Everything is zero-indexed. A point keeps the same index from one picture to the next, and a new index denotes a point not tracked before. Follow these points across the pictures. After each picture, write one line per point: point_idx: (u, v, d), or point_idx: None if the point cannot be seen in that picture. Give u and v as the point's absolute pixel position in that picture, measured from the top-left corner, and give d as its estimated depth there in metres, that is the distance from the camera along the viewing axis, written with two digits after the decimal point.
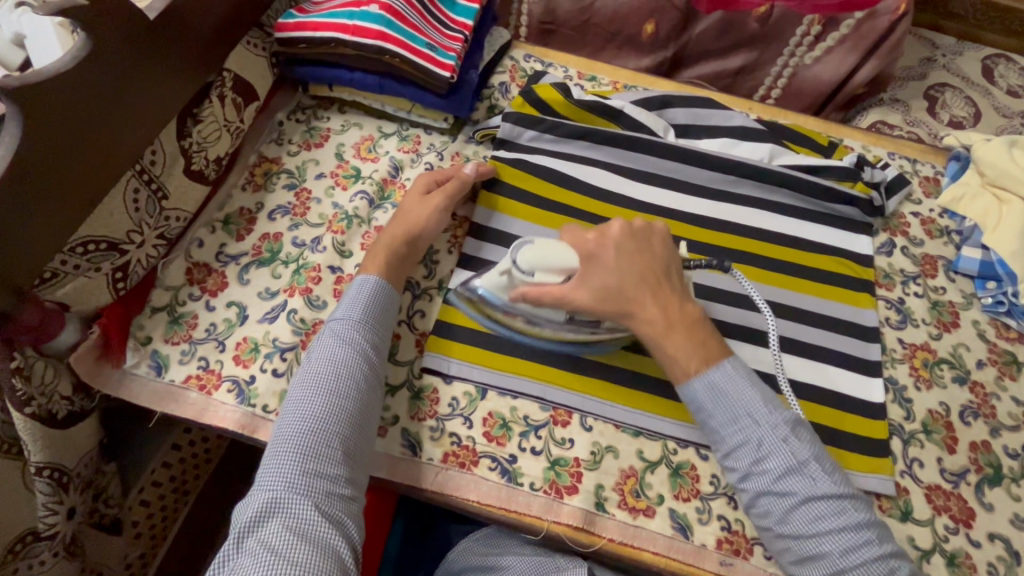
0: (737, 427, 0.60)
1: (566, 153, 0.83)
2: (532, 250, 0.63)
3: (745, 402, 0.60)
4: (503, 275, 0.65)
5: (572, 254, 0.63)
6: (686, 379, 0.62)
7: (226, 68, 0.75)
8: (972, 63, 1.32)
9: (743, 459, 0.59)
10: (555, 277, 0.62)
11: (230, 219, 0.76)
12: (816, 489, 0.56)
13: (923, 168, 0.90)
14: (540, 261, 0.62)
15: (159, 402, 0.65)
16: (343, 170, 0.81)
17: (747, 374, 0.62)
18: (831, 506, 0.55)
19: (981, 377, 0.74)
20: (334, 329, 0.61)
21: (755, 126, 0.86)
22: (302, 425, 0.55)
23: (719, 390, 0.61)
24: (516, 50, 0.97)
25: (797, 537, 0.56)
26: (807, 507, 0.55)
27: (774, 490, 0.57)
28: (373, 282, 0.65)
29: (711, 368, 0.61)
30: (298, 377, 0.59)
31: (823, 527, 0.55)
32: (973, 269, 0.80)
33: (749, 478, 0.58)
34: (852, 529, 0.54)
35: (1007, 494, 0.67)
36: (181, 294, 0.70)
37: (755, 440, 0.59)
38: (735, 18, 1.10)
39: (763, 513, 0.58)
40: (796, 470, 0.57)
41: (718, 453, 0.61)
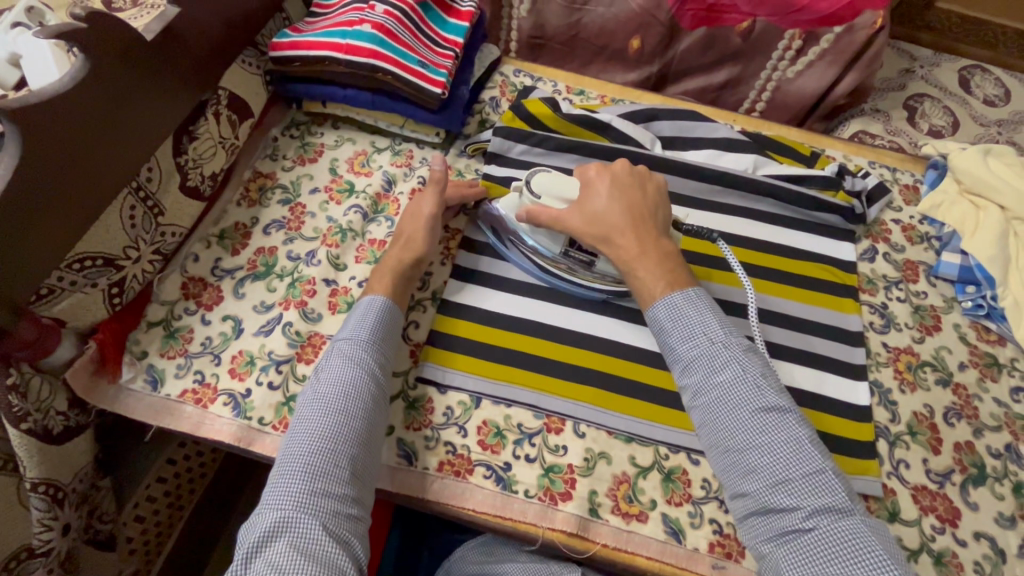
0: (692, 345, 0.61)
1: (556, 166, 0.85)
2: (544, 177, 0.71)
3: (702, 322, 0.61)
4: (516, 192, 0.73)
5: (576, 185, 0.70)
6: (651, 301, 0.64)
7: (221, 86, 0.76)
8: (949, 74, 1.36)
9: (697, 375, 0.60)
10: (558, 203, 0.70)
11: (225, 234, 0.77)
12: (764, 402, 0.56)
13: (902, 177, 0.93)
14: (550, 188, 0.70)
15: (156, 417, 0.65)
16: (336, 184, 0.82)
17: (711, 303, 0.63)
18: (787, 443, 0.54)
19: (963, 379, 0.75)
20: (342, 348, 0.62)
21: (739, 137, 0.88)
22: (311, 445, 0.55)
23: (679, 309, 0.62)
24: (505, 66, 0.99)
25: (740, 448, 0.56)
26: (761, 438, 0.55)
27: (721, 401, 0.58)
28: (381, 302, 0.66)
29: (676, 292, 0.63)
30: (306, 396, 0.60)
31: (766, 439, 0.55)
32: (953, 274, 0.82)
33: (701, 392, 0.59)
34: (808, 474, 0.53)
35: (991, 493, 0.68)
36: (176, 309, 0.71)
37: (710, 366, 0.59)
38: (719, 34, 1.13)
39: (717, 442, 0.58)
40: (747, 382, 0.57)
41: (675, 368, 0.63)
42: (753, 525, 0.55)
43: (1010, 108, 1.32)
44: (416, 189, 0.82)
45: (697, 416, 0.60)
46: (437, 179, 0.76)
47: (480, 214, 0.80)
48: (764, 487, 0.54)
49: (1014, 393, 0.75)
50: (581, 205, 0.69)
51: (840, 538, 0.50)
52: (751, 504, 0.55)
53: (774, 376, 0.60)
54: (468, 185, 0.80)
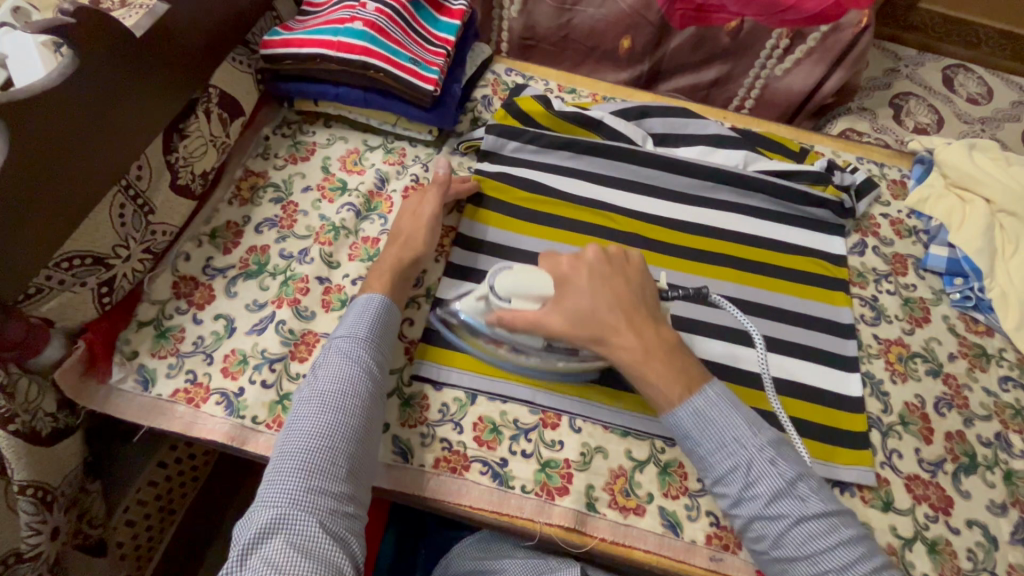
0: (725, 454, 0.59)
1: (549, 163, 0.85)
2: (509, 278, 0.65)
3: (704, 392, 0.61)
4: (480, 300, 0.67)
5: (548, 282, 0.65)
6: (670, 407, 0.61)
7: (211, 84, 0.76)
8: (933, 73, 1.38)
9: (733, 485, 0.59)
10: (532, 304, 0.64)
11: (217, 232, 0.76)
12: (807, 509, 0.56)
13: (890, 172, 0.94)
14: (516, 289, 0.65)
15: (146, 417, 0.65)
16: (329, 182, 0.82)
17: (731, 399, 0.62)
18: (823, 524, 0.55)
19: (953, 370, 0.76)
20: (339, 345, 0.62)
21: (729, 134, 0.89)
22: (308, 443, 0.55)
23: (706, 417, 0.60)
24: (497, 64, 0.99)
25: (791, 558, 0.56)
26: (799, 527, 0.55)
27: (738, 473, 0.58)
28: (378, 301, 0.65)
29: (672, 359, 0.62)
30: (303, 393, 0.59)
31: (818, 547, 0.55)
32: (941, 266, 0.83)
33: (741, 504, 0.58)
34: (844, 547, 0.55)
35: (983, 481, 0.69)
36: (168, 308, 0.70)
37: (724, 439, 0.59)
38: (708, 33, 1.14)
39: (757, 537, 0.58)
40: (757, 451, 0.58)
41: (708, 478, 0.61)
42: None
43: (992, 106, 1.35)
44: (409, 188, 0.82)
45: (739, 525, 0.59)
46: (439, 183, 0.76)
47: (474, 210, 0.80)
48: None
49: (1002, 383, 0.76)
50: None
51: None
52: (784, 569, 0.56)
53: (807, 469, 0.60)
54: (461, 182, 0.80)
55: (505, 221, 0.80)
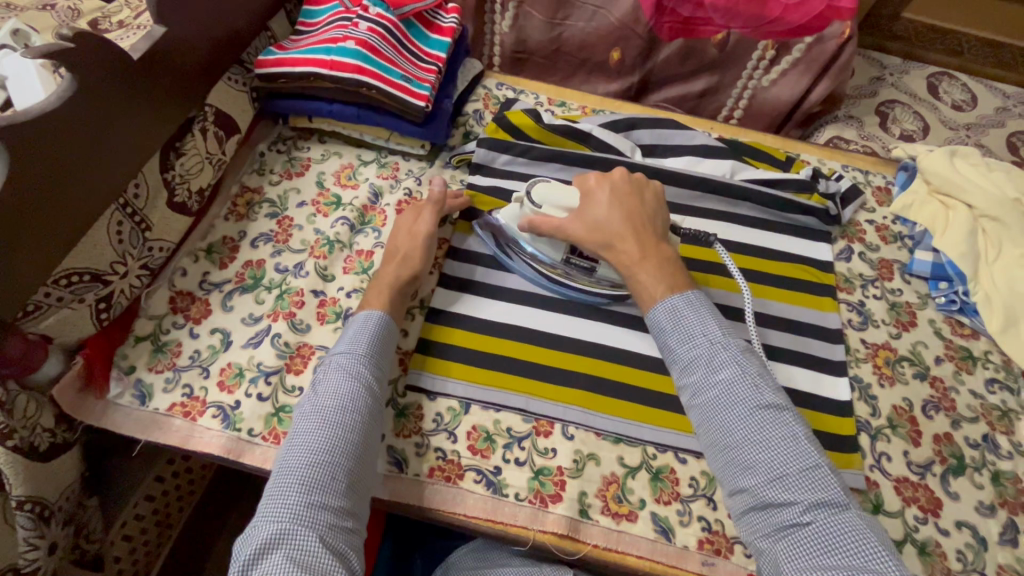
0: (691, 346, 0.62)
1: (539, 175, 0.87)
2: (545, 186, 0.72)
3: (701, 324, 0.62)
4: (517, 203, 0.73)
5: (576, 194, 0.71)
6: (652, 304, 0.65)
7: (208, 102, 0.77)
8: (918, 81, 1.41)
9: (696, 375, 0.61)
10: (559, 212, 0.71)
11: (213, 248, 0.78)
12: (762, 399, 0.57)
13: (875, 179, 0.96)
14: (550, 197, 0.71)
15: (143, 431, 0.65)
16: (323, 197, 0.84)
17: (711, 307, 0.65)
18: (771, 417, 0.57)
19: (939, 372, 0.78)
20: (338, 362, 0.63)
21: (715, 144, 0.91)
22: (307, 458, 0.55)
23: (679, 312, 0.64)
24: (488, 79, 1.01)
25: (738, 445, 0.57)
26: (752, 416, 0.57)
27: (722, 400, 0.59)
28: (378, 317, 0.66)
29: (676, 297, 0.65)
30: (303, 409, 0.60)
31: (765, 437, 0.56)
32: (926, 271, 0.85)
33: (701, 391, 0.60)
34: (793, 443, 0.55)
35: (971, 483, 0.70)
36: (164, 323, 0.71)
37: (692, 333, 0.62)
38: (696, 45, 1.17)
39: (710, 429, 0.59)
40: (743, 381, 0.58)
41: (674, 370, 0.64)
42: (752, 523, 0.55)
43: (977, 113, 1.38)
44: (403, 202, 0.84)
45: (696, 416, 0.61)
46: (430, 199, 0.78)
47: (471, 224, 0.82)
48: (763, 483, 0.55)
49: (989, 385, 0.78)
50: (582, 213, 0.70)
51: (837, 534, 0.51)
52: (749, 500, 0.55)
53: (771, 373, 0.61)
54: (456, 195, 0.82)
55: None
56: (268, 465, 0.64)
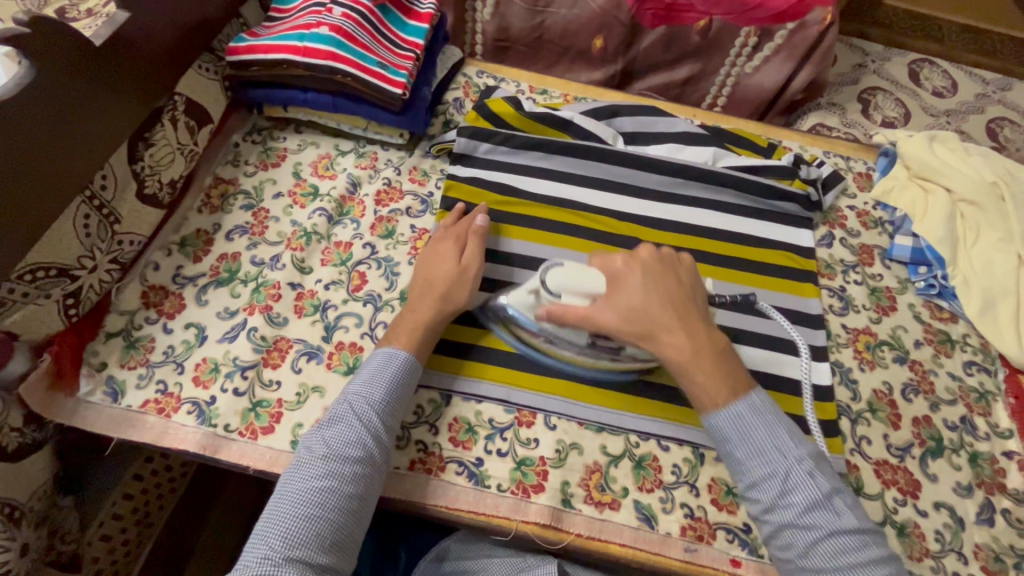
0: (762, 461, 0.58)
1: (519, 164, 0.86)
2: (561, 272, 0.65)
3: (773, 438, 0.59)
4: (531, 294, 0.66)
5: (600, 280, 0.64)
6: (711, 408, 0.61)
7: (177, 91, 0.76)
8: (900, 68, 1.42)
9: (768, 492, 0.57)
10: (580, 300, 0.64)
11: (186, 241, 0.76)
12: (841, 523, 0.54)
13: (856, 165, 0.96)
14: (569, 284, 0.64)
15: (116, 429, 0.64)
16: (300, 188, 0.82)
17: (776, 413, 0.61)
18: (854, 540, 0.54)
19: (919, 356, 0.78)
20: (350, 403, 0.60)
21: (696, 131, 0.90)
22: (301, 506, 0.53)
23: (746, 424, 0.59)
24: (468, 67, 1.00)
25: (817, 569, 0.54)
26: (832, 540, 0.54)
27: (799, 524, 0.55)
28: (401, 360, 0.63)
29: (738, 402, 0.61)
30: (308, 446, 0.58)
31: (845, 561, 0.53)
32: (905, 256, 0.85)
33: (773, 511, 0.57)
34: (874, 564, 0.53)
35: (949, 464, 0.71)
36: (137, 318, 0.70)
37: (763, 447, 0.59)
38: (678, 32, 1.16)
39: (784, 544, 0.56)
40: (822, 503, 0.55)
41: (741, 483, 0.60)
42: None
43: (957, 99, 1.39)
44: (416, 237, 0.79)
45: (767, 531, 0.58)
46: (475, 233, 0.73)
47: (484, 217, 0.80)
48: None
49: (967, 367, 0.78)
50: (609, 299, 0.63)
51: None
52: None
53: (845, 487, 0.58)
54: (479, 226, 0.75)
55: (520, 231, 0.80)
56: (245, 461, 0.62)
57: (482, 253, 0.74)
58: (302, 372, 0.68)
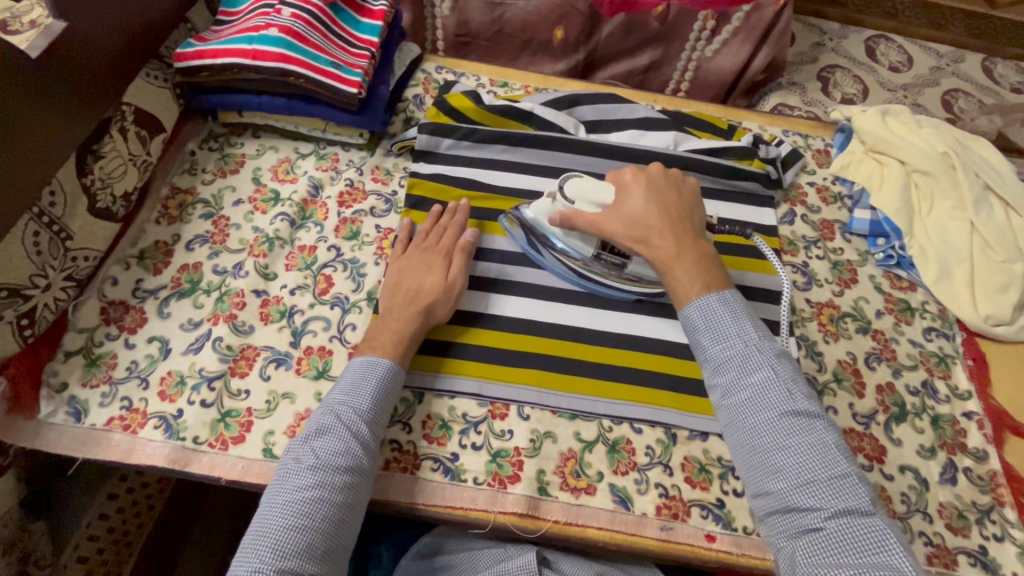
0: (725, 347, 0.62)
1: (482, 158, 0.85)
2: (577, 181, 0.70)
3: (737, 325, 0.62)
4: (548, 198, 0.72)
5: (611, 189, 0.70)
6: (687, 300, 0.65)
7: (125, 101, 0.74)
8: (856, 45, 1.44)
9: (728, 375, 0.61)
10: (592, 207, 0.70)
11: (145, 254, 0.74)
12: (792, 404, 0.57)
13: (814, 142, 0.98)
14: (583, 192, 0.70)
15: (80, 449, 0.62)
16: (261, 194, 0.81)
17: (745, 307, 0.64)
18: (801, 422, 0.57)
19: (880, 325, 0.80)
20: (335, 413, 0.60)
21: (657, 116, 0.91)
22: (289, 518, 0.53)
23: (714, 313, 0.63)
24: (427, 63, 0.99)
25: (765, 448, 0.57)
26: (781, 419, 0.57)
27: (752, 404, 0.59)
28: (385, 368, 0.63)
29: (711, 294, 0.64)
30: (294, 458, 0.57)
31: (792, 440, 0.56)
32: (865, 229, 0.87)
33: (733, 391, 0.60)
34: (819, 445, 0.55)
35: (912, 428, 0.73)
36: (97, 335, 0.68)
37: (727, 334, 0.62)
38: (637, 19, 1.17)
39: (739, 424, 0.59)
40: (776, 385, 0.58)
41: (707, 371, 0.64)
42: (775, 524, 0.55)
43: (912, 73, 1.42)
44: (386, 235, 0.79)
45: (725, 415, 0.61)
46: (463, 247, 0.73)
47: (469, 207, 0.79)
48: (789, 487, 0.54)
49: (926, 333, 0.81)
50: (617, 208, 0.69)
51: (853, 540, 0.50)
52: (773, 502, 0.55)
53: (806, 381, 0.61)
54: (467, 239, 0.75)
55: (509, 228, 0.80)
56: (217, 472, 0.62)
57: (468, 271, 0.74)
58: (271, 380, 0.67)
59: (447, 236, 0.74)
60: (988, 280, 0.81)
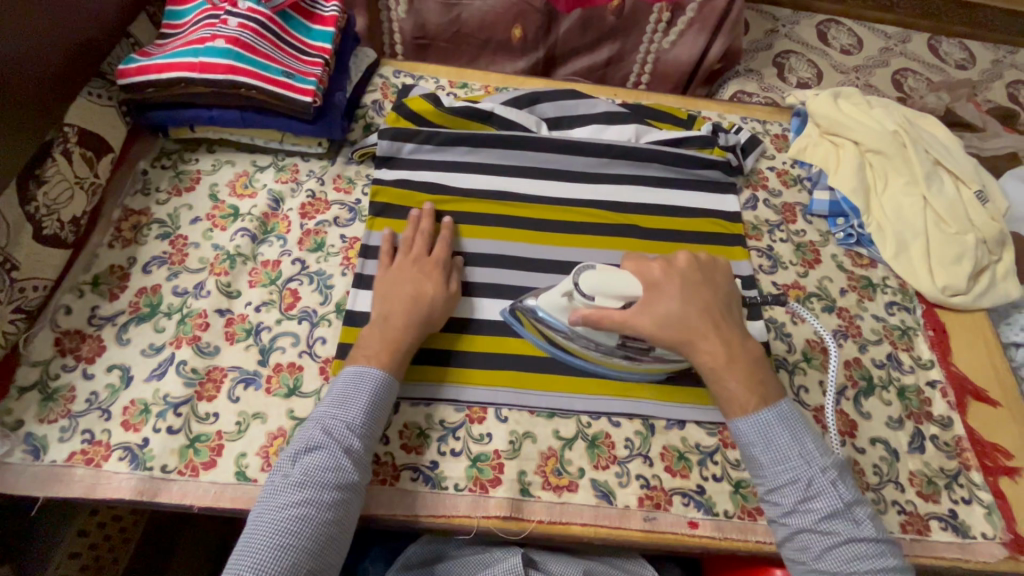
0: (785, 468, 0.58)
1: (445, 161, 0.84)
2: (594, 275, 0.62)
3: (799, 445, 0.59)
4: (564, 296, 0.64)
5: (634, 282, 0.62)
6: (742, 413, 0.61)
7: (67, 122, 0.71)
8: (808, 30, 1.48)
9: (790, 496, 0.58)
10: (617, 303, 0.62)
11: (100, 279, 0.72)
12: (860, 533, 0.56)
13: (772, 128, 1.00)
14: (604, 287, 0.61)
15: (40, 487, 0.60)
16: (219, 210, 0.79)
17: (803, 421, 0.60)
18: (870, 548, 0.55)
19: (845, 303, 0.82)
20: (325, 427, 0.58)
21: (617, 110, 0.91)
22: (276, 534, 0.51)
23: (773, 435, 0.59)
24: (385, 67, 0.98)
25: (831, 572, 0.55)
26: (848, 546, 0.55)
27: (819, 529, 0.56)
28: (377, 380, 0.61)
29: (767, 411, 0.60)
30: (282, 472, 0.56)
31: (861, 568, 0.54)
32: (825, 210, 0.89)
33: (795, 516, 0.57)
34: (885, 573, 0.55)
35: (880, 401, 0.75)
36: (52, 367, 0.65)
37: (787, 453, 0.58)
38: (594, 13, 1.17)
39: (800, 547, 0.57)
40: (842, 512, 0.56)
41: (761, 487, 0.60)
42: None
43: (863, 55, 1.46)
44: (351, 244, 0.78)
45: (783, 533, 0.58)
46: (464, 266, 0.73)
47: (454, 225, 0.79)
48: None
49: (888, 308, 0.83)
50: (648, 305, 0.62)
51: None
52: None
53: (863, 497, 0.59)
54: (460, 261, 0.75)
55: (476, 229, 0.80)
56: (188, 500, 0.60)
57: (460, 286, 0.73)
58: (240, 401, 0.65)
59: (441, 245, 0.73)
60: (943, 251, 0.84)
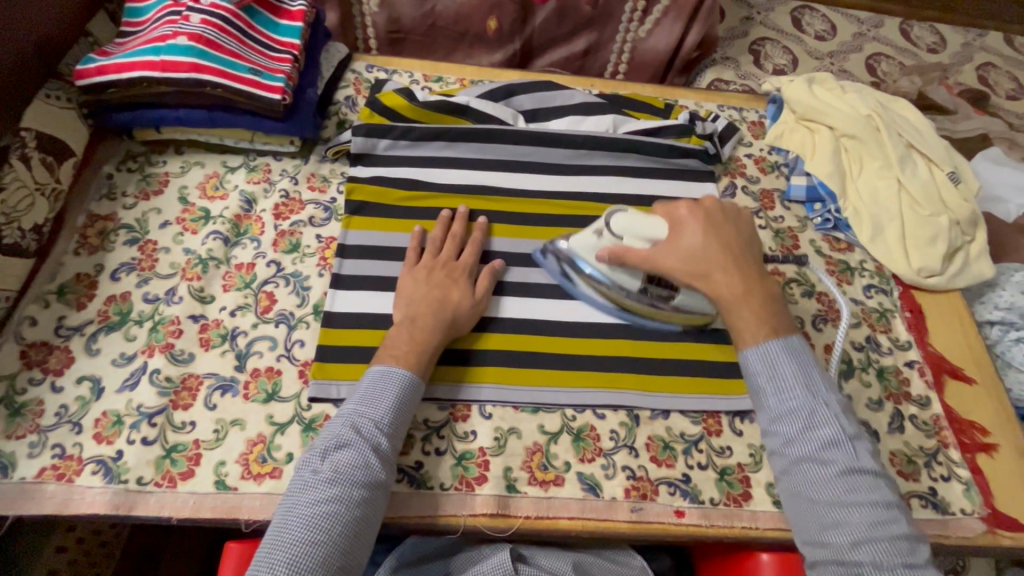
0: (788, 397, 0.60)
1: (422, 156, 0.83)
2: (625, 216, 0.69)
3: (802, 374, 0.61)
4: (595, 235, 0.70)
5: (662, 225, 0.67)
6: (755, 343, 0.63)
7: (24, 127, 0.68)
8: (783, 17, 1.48)
9: (792, 425, 0.59)
10: (642, 244, 0.67)
11: (66, 289, 0.69)
12: (859, 464, 0.56)
13: (749, 115, 1.00)
14: (634, 228, 0.67)
15: (9, 506, 0.58)
16: (189, 214, 0.76)
17: (811, 359, 0.62)
18: (868, 481, 0.55)
19: (824, 288, 0.83)
20: (354, 424, 0.57)
21: (594, 101, 0.91)
22: (308, 531, 0.50)
23: (775, 358, 0.61)
24: (357, 62, 0.95)
25: (825, 501, 0.55)
26: (845, 477, 0.56)
27: (815, 457, 0.57)
28: (406, 379, 0.61)
29: (773, 342, 0.62)
30: (310, 469, 0.55)
31: (857, 497, 0.55)
32: (802, 195, 0.90)
33: (794, 443, 0.59)
34: (883, 507, 0.54)
35: (861, 383, 0.76)
36: (19, 381, 0.63)
37: (791, 383, 0.60)
38: (569, 4, 1.16)
39: (798, 480, 0.58)
40: (842, 442, 0.57)
41: (763, 418, 0.62)
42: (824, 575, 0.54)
43: (837, 40, 1.47)
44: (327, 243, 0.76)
45: (783, 465, 0.60)
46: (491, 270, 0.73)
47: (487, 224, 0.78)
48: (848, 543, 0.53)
49: (866, 291, 0.84)
50: (674, 243, 0.66)
51: None
52: (829, 555, 0.54)
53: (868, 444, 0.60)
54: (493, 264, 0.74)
55: None
56: (166, 512, 0.58)
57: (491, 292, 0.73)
58: (217, 408, 0.64)
59: (469, 250, 0.73)
60: (918, 234, 0.85)
